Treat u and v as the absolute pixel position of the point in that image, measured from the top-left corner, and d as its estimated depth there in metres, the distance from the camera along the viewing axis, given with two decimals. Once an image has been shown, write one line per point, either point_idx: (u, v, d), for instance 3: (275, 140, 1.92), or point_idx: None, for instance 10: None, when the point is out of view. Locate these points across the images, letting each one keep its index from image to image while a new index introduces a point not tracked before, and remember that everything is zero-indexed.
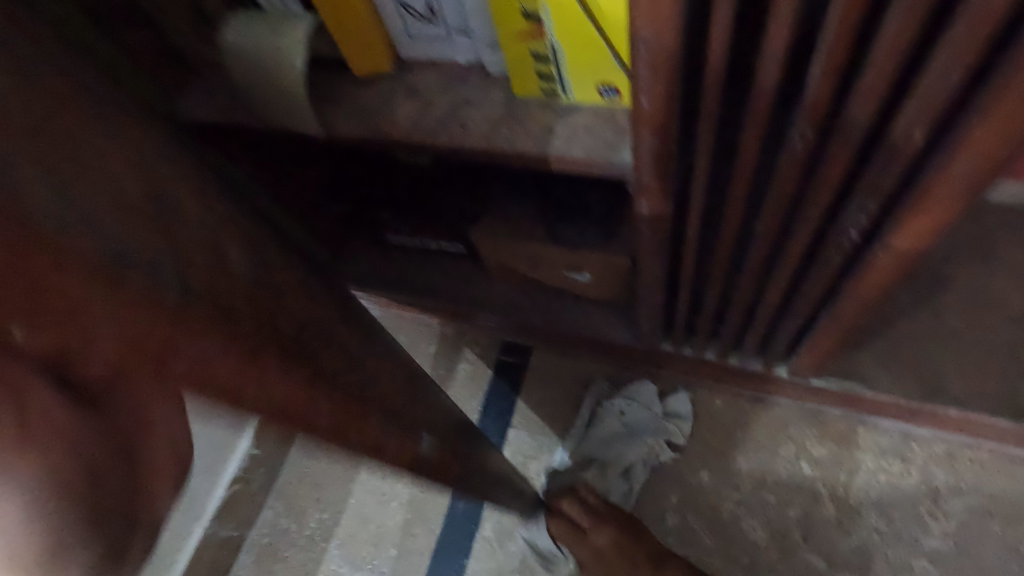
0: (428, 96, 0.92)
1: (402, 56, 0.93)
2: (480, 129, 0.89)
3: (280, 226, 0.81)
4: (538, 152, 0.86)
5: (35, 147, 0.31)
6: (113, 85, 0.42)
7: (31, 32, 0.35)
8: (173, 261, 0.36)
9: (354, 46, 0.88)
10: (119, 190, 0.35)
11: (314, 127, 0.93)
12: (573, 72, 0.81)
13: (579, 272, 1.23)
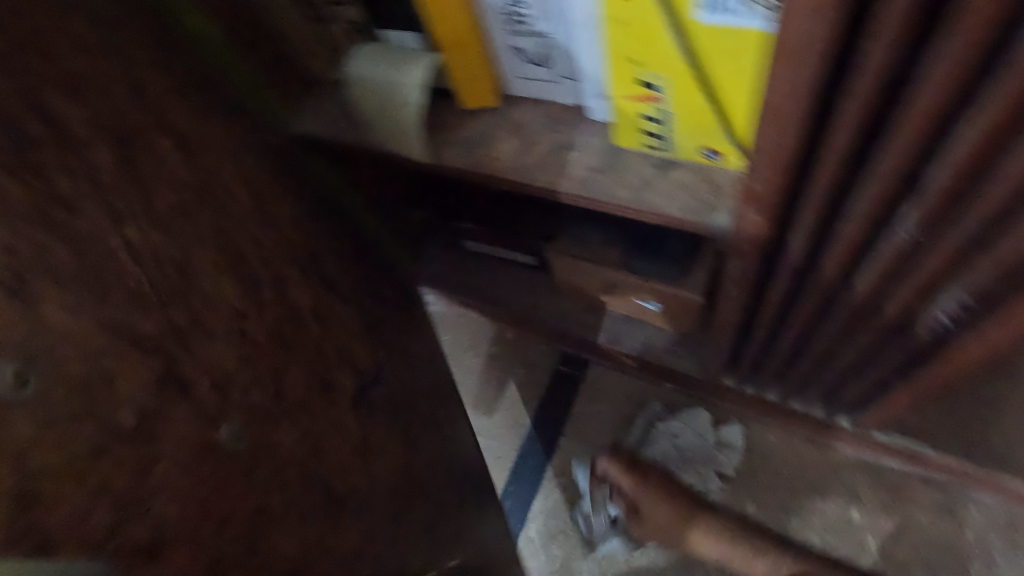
0: (531, 135, 0.82)
1: (510, 91, 0.84)
2: (577, 176, 0.78)
3: (359, 269, 0.74)
4: (630, 206, 0.75)
5: (37, 402, 0.24)
6: (141, 194, 0.37)
7: (41, 163, 0.30)
8: (195, 483, 0.29)
9: (465, 80, 0.80)
10: (84, 420, 0.25)
11: (420, 149, 0.84)
12: (679, 134, 0.70)
13: (648, 300, 0.98)
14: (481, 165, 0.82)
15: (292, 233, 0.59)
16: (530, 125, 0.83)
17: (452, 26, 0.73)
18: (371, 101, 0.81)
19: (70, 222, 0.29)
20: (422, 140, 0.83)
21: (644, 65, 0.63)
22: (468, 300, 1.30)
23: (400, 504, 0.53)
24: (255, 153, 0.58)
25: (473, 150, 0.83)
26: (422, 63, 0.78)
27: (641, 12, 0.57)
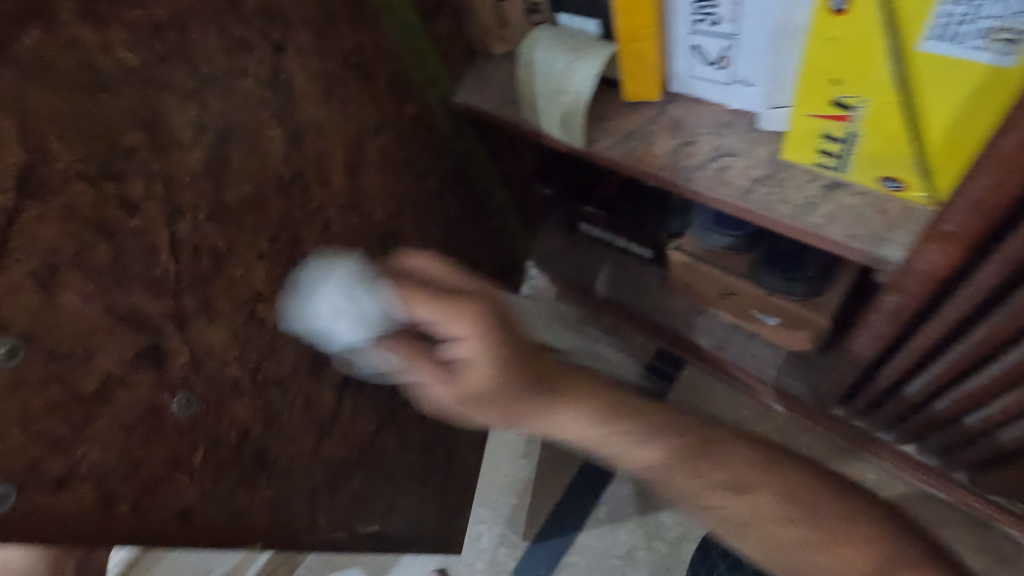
0: (688, 135, 0.66)
1: (673, 88, 0.68)
2: (734, 183, 0.62)
3: (421, 219, 0.75)
4: (787, 224, 0.59)
5: (37, 361, 0.33)
6: (215, 140, 0.43)
7: (135, 115, 0.37)
8: (138, 407, 0.39)
9: (631, 79, 0.67)
10: (62, 378, 0.34)
11: (579, 142, 0.68)
12: (862, 155, 0.54)
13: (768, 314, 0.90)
14: (635, 160, 0.66)
15: (377, 212, 0.65)
16: (692, 125, 0.66)
17: (638, 19, 0.59)
18: (532, 86, 0.67)
19: (125, 224, 0.37)
20: (580, 131, 0.67)
21: (849, 82, 0.49)
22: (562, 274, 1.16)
23: (339, 472, 0.62)
24: (375, 132, 0.64)
25: (629, 142, 0.67)
26: (599, 53, 0.63)
27: (858, 28, 0.44)
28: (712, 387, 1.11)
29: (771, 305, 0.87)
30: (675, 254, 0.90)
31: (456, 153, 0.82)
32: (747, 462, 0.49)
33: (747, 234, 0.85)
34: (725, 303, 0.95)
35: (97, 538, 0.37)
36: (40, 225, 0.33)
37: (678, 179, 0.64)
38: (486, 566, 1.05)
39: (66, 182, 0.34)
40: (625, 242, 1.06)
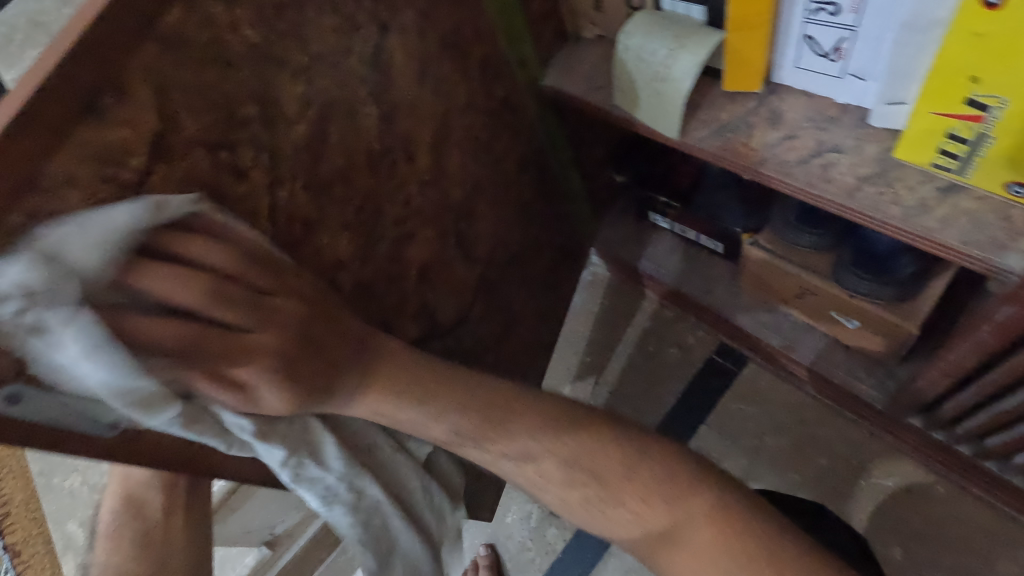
0: (791, 130, 0.61)
1: (776, 78, 0.63)
2: (839, 180, 0.56)
3: (495, 194, 0.75)
4: (896, 227, 0.53)
5: None
6: (313, 107, 0.45)
7: (249, 83, 0.40)
8: None
9: (734, 69, 0.62)
10: None
11: (672, 133, 0.65)
12: (992, 158, 0.48)
13: (849, 318, 0.89)
14: (731, 151, 0.61)
15: (454, 191, 0.66)
16: (793, 118, 0.61)
17: (751, 6, 0.55)
18: (630, 70, 0.65)
19: (232, 190, 0.40)
20: (676, 122, 0.64)
21: (989, 79, 0.44)
22: (627, 255, 1.13)
23: None
24: (462, 113, 0.65)
25: (725, 132, 0.63)
26: (704, 42, 0.61)
27: (1013, 21, 0.40)
28: (773, 386, 1.07)
29: (852, 307, 0.86)
30: (754, 247, 0.92)
31: (537, 137, 0.82)
32: (522, 425, 0.47)
33: (834, 231, 0.85)
34: (800, 304, 0.95)
35: (185, 464, 0.43)
36: (165, 185, 0.36)
37: (778, 175, 0.58)
38: (540, 553, 1.02)
39: (187, 150, 0.37)
40: (695, 235, 1.05)
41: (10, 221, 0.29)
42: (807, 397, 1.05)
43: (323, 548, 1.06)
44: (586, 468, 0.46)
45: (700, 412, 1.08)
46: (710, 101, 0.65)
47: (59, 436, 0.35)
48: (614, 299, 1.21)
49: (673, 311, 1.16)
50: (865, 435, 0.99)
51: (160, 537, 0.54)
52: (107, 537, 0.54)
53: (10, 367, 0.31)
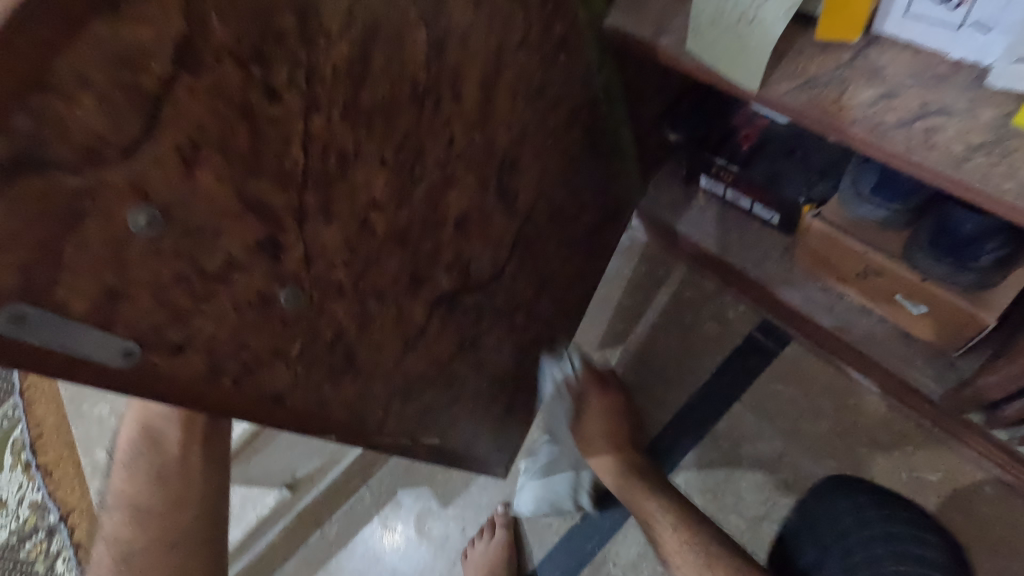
0: (892, 88, 0.53)
1: (877, 28, 0.56)
2: (943, 147, 0.50)
3: (544, 142, 0.70)
4: (1005, 205, 0.47)
5: (172, 240, 0.34)
6: (360, 20, 0.40)
7: None
8: (246, 294, 0.40)
9: (831, 15, 0.55)
10: (189, 259, 0.36)
11: (753, 86, 0.58)
12: None
13: (914, 304, 0.84)
14: (818, 108, 0.55)
15: (500, 137, 0.61)
16: (893, 74, 0.54)
17: None
18: (711, 10, 0.58)
19: (265, 110, 0.36)
20: (761, 73, 0.57)
21: None
22: (672, 220, 1.06)
23: (414, 384, 0.64)
24: (517, 50, 0.59)
25: (814, 86, 0.56)
26: None
27: None
28: (817, 369, 1.02)
29: (919, 290, 0.81)
30: (816, 221, 0.86)
31: (593, 83, 0.76)
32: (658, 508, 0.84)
33: (912, 208, 0.77)
34: (859, 285, 0.90)
35: (203, 403, 0.41)
36: (189, 100, 0.32)
37: (872, 139, 0.52)
38: (557, 517, 1.05)
39: (217, 58, 0.33)
40: (749, 203, 0.97)
41: (15, 126, 0.26)
42: (852, 381, 1.00)
43: (343, 493, 1.12)
44: (707, 568, 0.73)
45: (736, 389, 1.05)
46: (798, 52, 0.58)
47: (71, 363, 0.33)
48: (652, 266, 1.15)
49: (715, 283, 1.11)
50: (913, 427, 0.96)
51: (175, 469, 0.55)
52: (123, 466, 0.56)
53: (15, 287, 0.29)
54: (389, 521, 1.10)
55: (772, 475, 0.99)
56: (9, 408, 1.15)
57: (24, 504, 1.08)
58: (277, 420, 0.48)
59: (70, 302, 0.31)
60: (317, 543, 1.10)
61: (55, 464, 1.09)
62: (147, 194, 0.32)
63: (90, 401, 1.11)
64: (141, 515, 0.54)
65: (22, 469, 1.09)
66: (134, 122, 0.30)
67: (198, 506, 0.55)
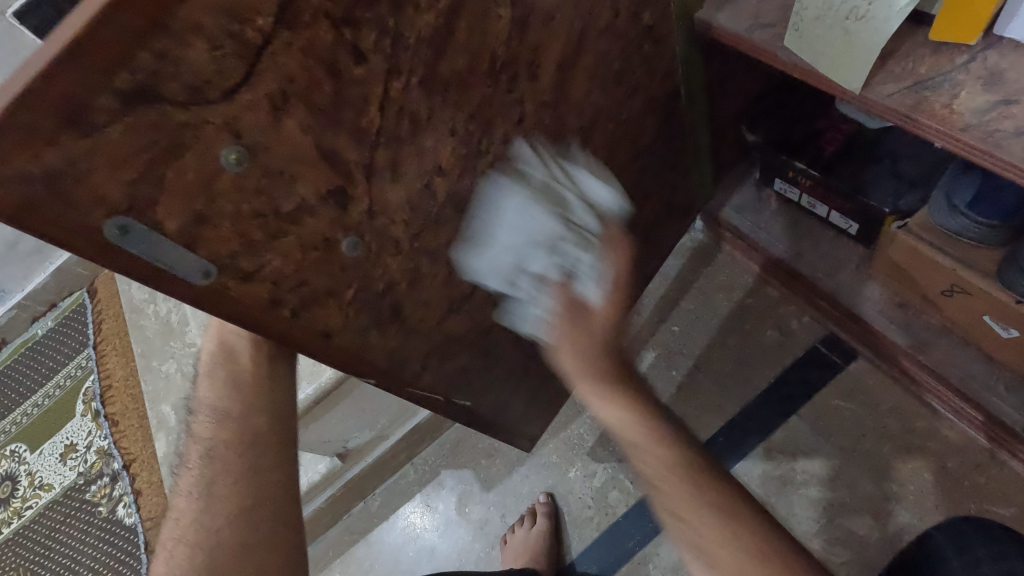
0: (1012, 93, 0.50)
1: (998, 31, 0.53)
2: None
3: (616, 126, 0.70)
4: None
5: (256, 177, 0.38)
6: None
7: None
8: (313, 234, 0.44)
9: (950, 12, 0.52)
10: (268, 197, 0.39)
11: (855, 87, 0.55)
12: None
13: (1005, 329, 0.80)
14: (927, 112, 0.51)
15: (572, 119, 0.62)
16: (1014, 80, 0.51)
17: None
18: (816, 6, 0.55)
19: (351, 69, 0.39)
20: (862, 73, 0.55)
21: None
22: (744, 222, 1.07)
23: (453, 344, 0.67)
24: (601, 34, 0.59)
25: (920, 90, 0.53)
26: None
27: None
28: (885, 392, 0.97)
29: (1015, 316, 0.76)
30: (903, 232, 0.83)
31: (676, 76, 0.75)
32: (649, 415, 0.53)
33: (1015, 228, 0.73)
34: (947, 302, 0.86)
35: (263, 330, 0.46)
36: (286, 52, 0.35)
37: (984, 148, 0.49)
38: (598, 513, 1.08)
39: (315, 17, 0.36)
40: (826, 211, 0.96)
41: (139, 58, 0.30)
42: (923, 406, 0.94)
43: (387, 468, 1.19)
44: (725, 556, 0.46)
45: (793, 402, 1.01)
46: (904, 57, 0.55)
47: (160, 276, 0.38)
48: (711, 270, 1.13)
49: (779, 293, 1.07)
50: (986, 458, 0.90)
51: (250, 378, 0.55)
52: (205, 376, 0.57)
53: (123, 202, 0.33)
54: (430, 500, 1.18)
55: (828, 493, 0.95)
56: (82, 358, 1.31)
57: (91, 450, 1.23)
58: (324, 356, 0.52)
59: (164, 222, 0.35)
60: (360, 514, 1.20)
61: (119, 415, 1.23)
62: (240, 131, 0.36)
63: (158, 357, 1.18)
64: (222, 416, 0.54)
65: (91, 418, 1.25)
66: (236, 65, 0.34)
67: (269, 413, 0.55)
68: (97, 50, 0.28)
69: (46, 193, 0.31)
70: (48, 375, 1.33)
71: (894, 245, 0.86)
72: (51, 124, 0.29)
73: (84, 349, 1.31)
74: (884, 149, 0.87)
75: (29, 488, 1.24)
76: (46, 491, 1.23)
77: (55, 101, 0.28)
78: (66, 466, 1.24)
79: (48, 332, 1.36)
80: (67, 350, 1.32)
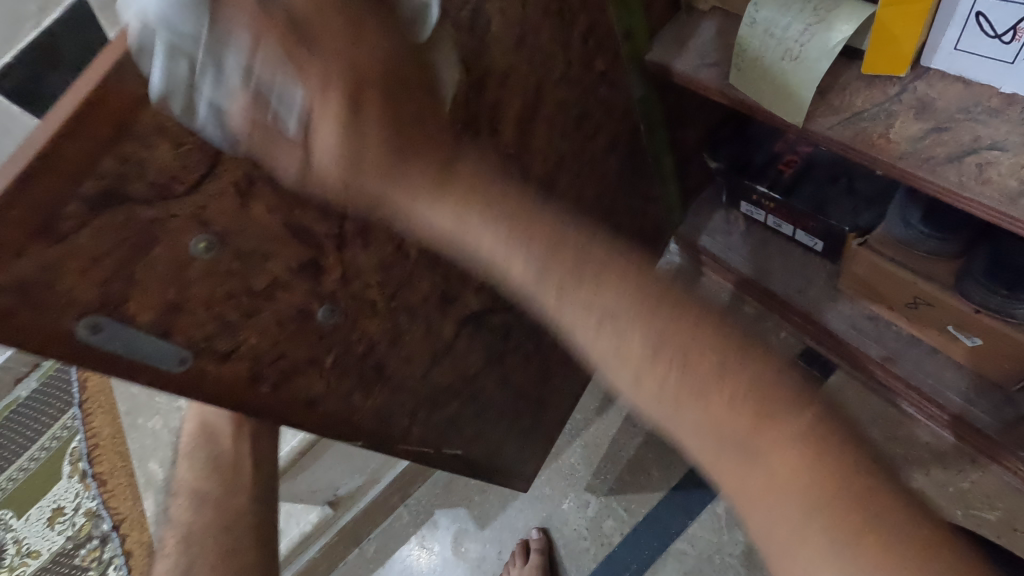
0: (941, 120, 0.53)
1: (924, 62, 0.55)
2: (997, 183, 0.49)
3: (581, 167, 0.72)
4: None
5: (227, 264, 0.39)
6: None
7: None
8: (289, 310, 0.44)
9: (878, 49, 0.55)
10: (241, 279, 0.40)
11: (796, 119, 0.58)
12: None
13: (970, 337, 0.82)
14: (865, 142, 0.54)
15: (537, 166, 0.64)
16: (944, 108, 0.53)
17: None
18: (755, 48, 0.59)
19: None
20: (803, 105, 0.57)
21: None
22: (715, 243, 1.09)
23: (440, 396, 0.68)
24: (556, 85, 0.61)
25: (859, 121, 0.55)
26: (847, 14, 0.54)
27: None
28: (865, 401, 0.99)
29: (975, 323, 0.79)
30: (864, 249, 0.85)
31: (634, 115, 0.77)
32: (746, 399, 0.37)
33: (966, 238, 0.77)
34: (913, 313, 0.88)
35: (246, 404, 0.46)
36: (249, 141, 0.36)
37: (921, 174, 0.51)
38: (594, 543, 1.07)
39: None
40: (792, 230, 0.98)
41: (103, 166, 0.31)
42: (901, 413, 0.96)
43: (381, 512, 1.17)
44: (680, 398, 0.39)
45: None
46: (841, 89, 0.58)
47: (139, 367, 0.38)
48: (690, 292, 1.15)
49: (754, 311, 1.09)
50: (968, 464, 0.91)
51: (231, 459, 0.55)
52: (185, 457, 0.57)
53: (94, 300, 0.34)
54: (427, 540, 1.16)
55: None
56: (69, 418, 1.30)
57: (80, 512, 1.23)
58: (308, 422, 0.52)
59: (138, 315, 0.36)
60: (356, 560, 1.17)
61: (107, 475, 1.23)
62: (211, 221, 0.37)
63: (144, 415, 1.21)
64: (199, 500, 0.53)
65: (79, 479, 1.25)
66: (200, 160, 0.35)
67: (250, 494, 0.54)
68: (59, 165, 0.29)
69: (18, 302, 0.31)
70: (32, 437, 1.31)
71: (854, 260, 0.89)
72: (20, 237, 0.29)
73: (68, 410, 1.31)
74: (841, 170, 0.90)
75: (16, 556, 1.24)
76: (33, 557, 1.23)
77: (23, 215, 0.29)
78: (54, 531, 1.24)
79: (33, 393, 1.34)
80: (51, 413, 1.31)
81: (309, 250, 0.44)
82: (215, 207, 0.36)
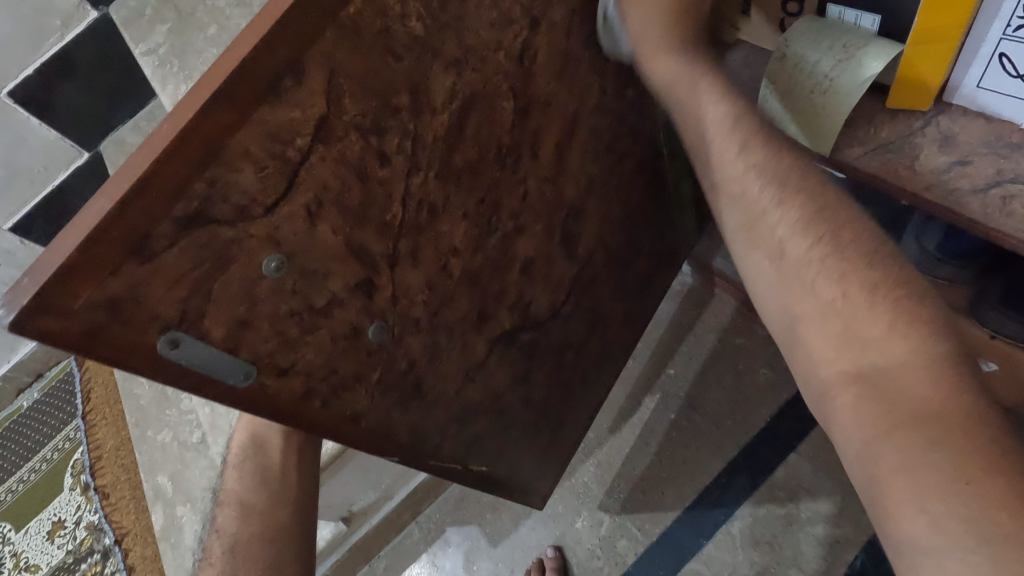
0: (965, 154, 0.55)
1: (947, 98, 0.57)
2: (1021, 216, 0.51)
3: (608, 189, 0.73)
4: None
5: (293, 281, 0.40)
6: (461, 87, 0.45)
7: (412, 61, 0.40)
8: (343, 326, 0.46)
9: (902, 86, 0.57)
10: (305, 297, 0.42)
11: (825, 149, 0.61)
12: None
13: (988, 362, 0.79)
14: (894, 173, 0.57)
15: (569, 189, 0.66)
16: (967, 143, 0.56)
17: (942, 17, 0.51)
18: (787, 81, 0.62)
19: (376, 172, 0.42)
20: (830, 137, 0.60)
21: None
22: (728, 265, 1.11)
23: (469, 413, 0.69)
24: (592, 111, 0.63)
25: (885, 153, 0.58)
26: (874, 52, 0.56)
27: None
28: None
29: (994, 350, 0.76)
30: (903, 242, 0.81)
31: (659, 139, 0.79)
32: (872, 281, 0.41)
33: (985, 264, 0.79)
34: None
35: (300, 420, 0.47)
36: (320, 165, 0.38)
37: (948, 205, 0.54)
38: (608, 562, 1.07)
39: (345, 132, 0.38)
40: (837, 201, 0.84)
41: (194, 188, 0.32)
42: None
43: (391, 528, 1.18)
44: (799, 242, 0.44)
45: (791, 440, 1.03)
46: (866, 123, 0.60)
47: (208, 381, 0.39)
48: (703, 312, 1.16)
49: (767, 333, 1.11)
50: None
51: (279, 469, 0.56)
52: (234, 466, 0.57)
53: (175, 315, 0.35)
54: (437, 559, 1.16)
55: (833, 530, 0.96)
56: (70, 430, 1.30)
57: (80, 526, 1.23)
58: (352, 436, 0.53)
59: (211, 330, 0.37)
60: None
61: (111, 487, 1.23)
62: (282, 242, 0.38)
63: (153, 427, 1.15)
64: (242, 510, 0.54)
65: (80, 491, 1.25)
66: (276, 182, 0.36)
67: (293, 508, 0.55)
68: (160, 186, 0.31)
69: (108, 319, 0.32)
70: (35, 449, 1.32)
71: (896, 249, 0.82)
72: (116, 256, 0.31)
73: (71, 421, 1.31)
74: None
75: (13, 571, 1.23)
76: (32, 572, 1.23)
77: (121, 235, 0.30)
78: (54, 545, 1.24)
79: (36, 404, 1.34)
80: (53, 424, 1.31)
81: (365, 270, 0.45)
82: (286, 227, 0.38)
